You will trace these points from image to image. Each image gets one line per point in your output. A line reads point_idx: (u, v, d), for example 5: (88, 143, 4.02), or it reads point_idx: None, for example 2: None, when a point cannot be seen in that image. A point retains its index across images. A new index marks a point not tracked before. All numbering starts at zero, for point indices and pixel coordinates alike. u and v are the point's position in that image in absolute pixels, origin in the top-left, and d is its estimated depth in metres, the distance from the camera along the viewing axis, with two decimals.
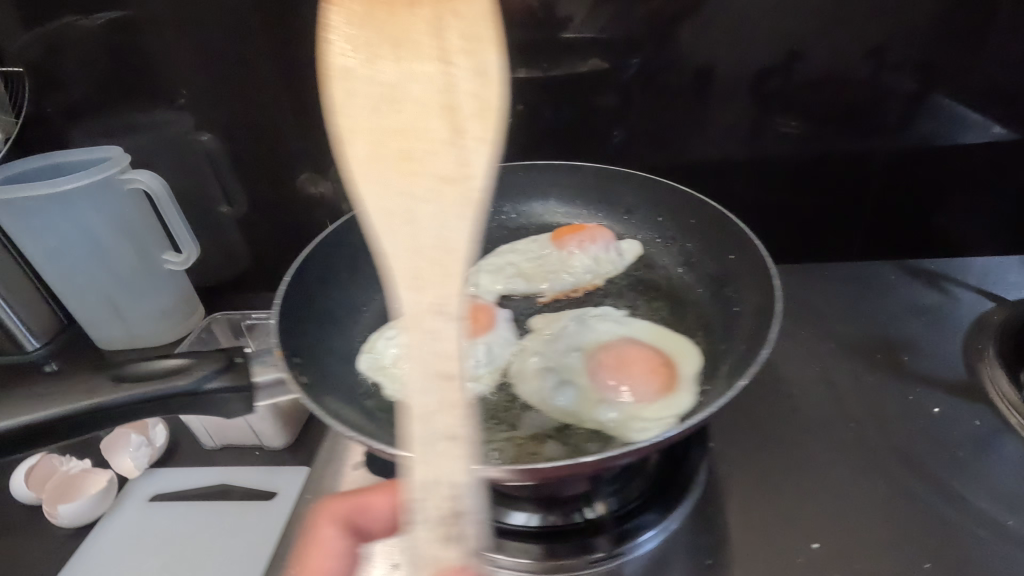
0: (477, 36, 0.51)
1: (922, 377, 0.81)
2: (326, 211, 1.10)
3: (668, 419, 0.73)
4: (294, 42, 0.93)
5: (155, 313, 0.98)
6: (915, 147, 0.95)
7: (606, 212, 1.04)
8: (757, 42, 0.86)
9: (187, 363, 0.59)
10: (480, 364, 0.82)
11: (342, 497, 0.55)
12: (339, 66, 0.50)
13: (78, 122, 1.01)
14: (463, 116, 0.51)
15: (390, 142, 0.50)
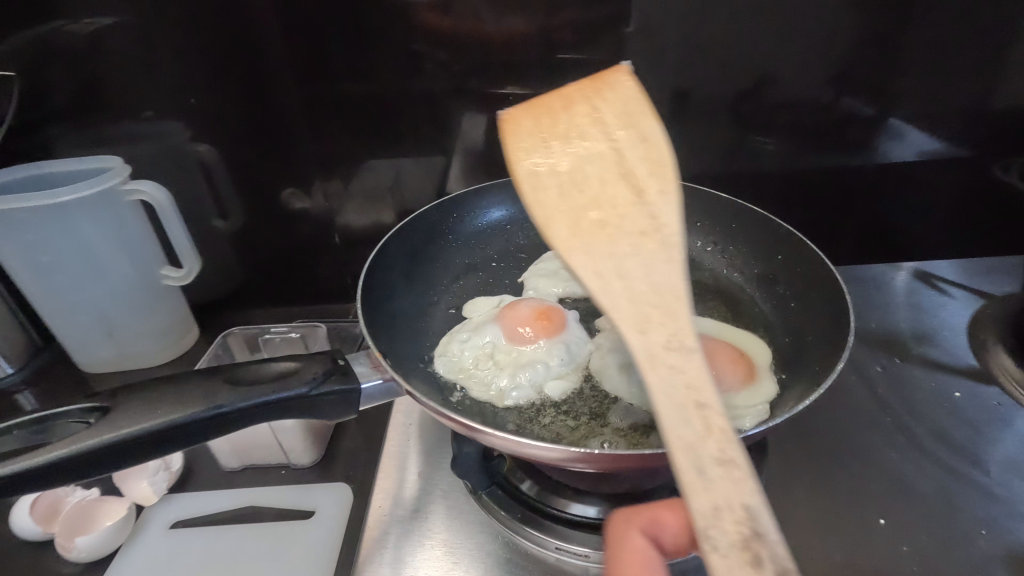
0: (632, 111, 0.59)
1: (938, 364, 0.86)
2: (324, 224, 1.09)
3: (762, 407, 0.73)
4: (302, 52, 0.92)
5: (151, 332, 0.94)
6: (896, 157, 1.03)
7: None
8: (743, 65, 0.94)
9: (296, 366, 0.57)
10: (563, 363, 0.81)
11: (630, 512, 0.48)
12: (526, 169, 0.57)
13: (66, 134, 0.96)
14: (639, 177, 0.57)
15: (586, 214, 0.56)
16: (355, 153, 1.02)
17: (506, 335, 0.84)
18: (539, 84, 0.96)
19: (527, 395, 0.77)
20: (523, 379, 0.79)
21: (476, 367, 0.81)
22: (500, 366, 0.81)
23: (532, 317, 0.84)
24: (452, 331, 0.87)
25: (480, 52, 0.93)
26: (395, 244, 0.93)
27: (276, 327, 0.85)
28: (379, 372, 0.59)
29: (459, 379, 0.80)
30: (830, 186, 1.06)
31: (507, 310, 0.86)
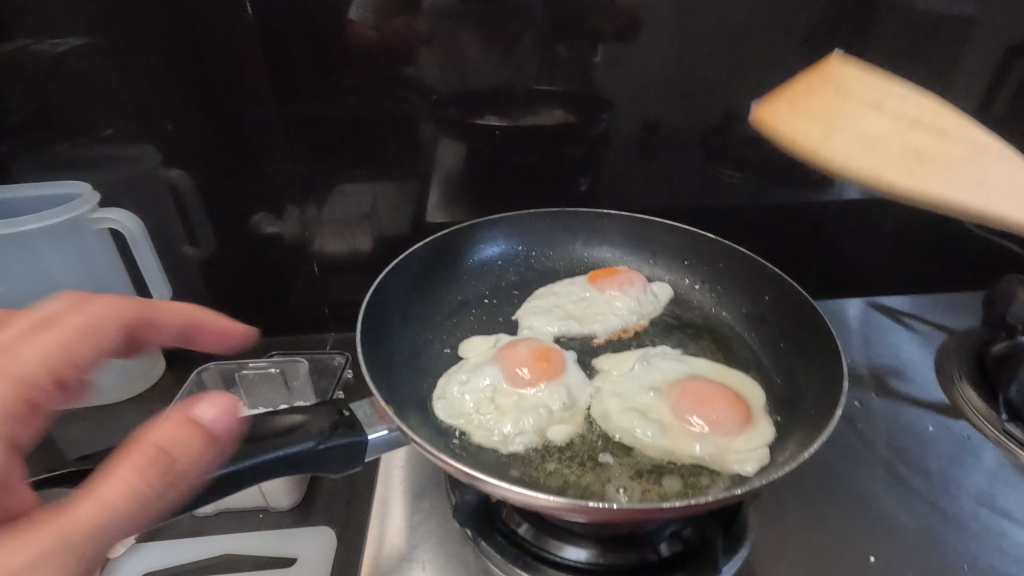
0: (872, 68, 0.64)
1: (910, 399, 0.90)
2: (297, 251, 1.07)
3: (763, 450, 0.75)
4: (285, 79, 0.91)
5: (115, 366, 0.90)
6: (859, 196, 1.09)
7: (635, 257, 1.10)
8: (714, 103, 0.98)
9: (301, 419, 0.57)
10: (563, 407, 0.80)
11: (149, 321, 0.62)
12: (829, 158, 0.61)
13: (26, 158, 0.91)
14: (920, 117, 0.63)
15: (912, 161, 0.62)
16: (334, 179, 1.01)
17: (505, 377, 0.83)
18: (520, 115, 0.98)
19: (530, 441, 0.75)
20: (526, 424, 0.77)
21: (478, 413, 0.79)
22: (501, 410, 0.79)
23: (531, 358, 0.83)
24: (450, 372, 0.85)
25: (463, 84, 0.94)
26: (394, 281, 0.92)
27: (255, 362, 0.82)
28: (384, 422, 0.60)
29: (461, 424, 0.78)
30: (795, 221, 1.11)
31: (506, 350, 0.85)
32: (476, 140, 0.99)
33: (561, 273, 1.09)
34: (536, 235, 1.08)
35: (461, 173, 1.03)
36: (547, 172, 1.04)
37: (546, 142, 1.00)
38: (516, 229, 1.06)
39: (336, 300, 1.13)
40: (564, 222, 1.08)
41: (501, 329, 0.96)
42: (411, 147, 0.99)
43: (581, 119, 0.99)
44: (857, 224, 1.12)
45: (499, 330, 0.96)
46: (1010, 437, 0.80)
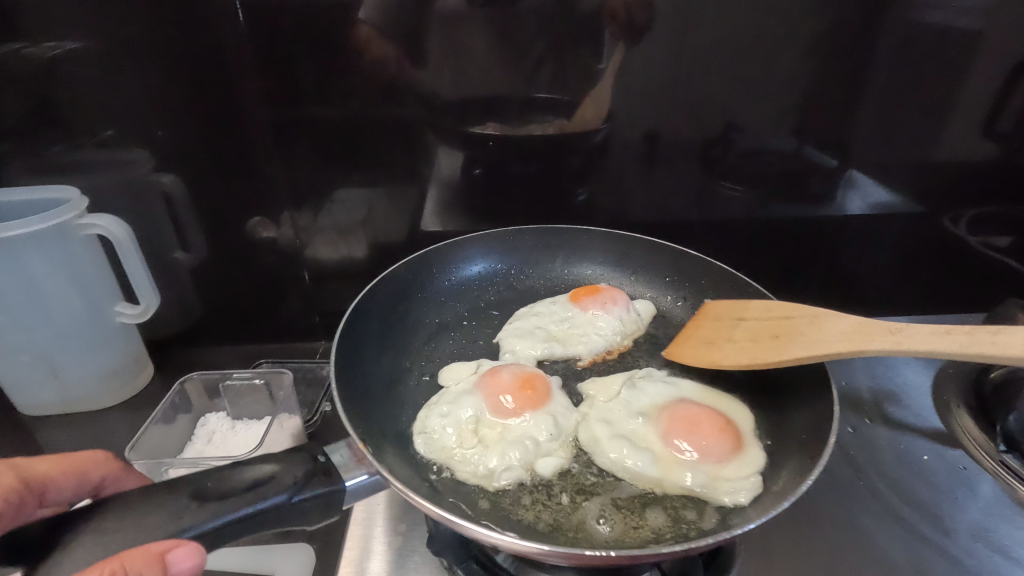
0: (722, 320, 0.85)
1: (903, 425, 0.88)
2: (289, 257, 1.06)
3: (756, 478, 0.73)
4: (279, 85, 0.91)
5: (100, 372, 0.90)
6: (857, 215, 1.08)
7: (613, 271, 1.09)
8: (712, 115, 0.97)
9: (273, 469, 0.54)
10: (551, 438, 0.78)
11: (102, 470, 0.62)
12: (703, 360, 0.83)
13: (16, 160, 0.91)
14: (761, 314, 0.82)
15: (767, 338, 0.79)
16: (327, 186, 1.00)
17: (489, 407, 0.80)
18: (515, 125, 0.97)
19: (516, 475, 0.73)
20: (513, 457, 0.75)
21: (461, 446, 0.77)
22: (485, 443, 0.77)
23: (515, 386, 0.81)
24: (430, 403, 0.82)
25: (457, 92, 0.93)
26: (369, 306, 0.90)
27: (238, 373, 0.80)
28: (364, 467, 0.58)
29: (442, 460, 0.75)
30: (793, 236, 1.10)
31: (488, 377, 0.83)
32: (471, 150, 0.99)
33: (539, 290, 1.07)
34: (516, 253, 1.07)
35: (456, 182, 1.02)
36: (542, 182, 1.03)
37: (541, 152, 1.00)
38: (492, 247, 1.05)
39: (328, 308, 1.12)
40: (544, 241, 1.07)
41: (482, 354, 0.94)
42: (405, 157, 0.98)
43: (577, 129, 0.97)
44: (855, 241, 1.11)
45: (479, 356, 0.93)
46: (1008, 469, 0.77)
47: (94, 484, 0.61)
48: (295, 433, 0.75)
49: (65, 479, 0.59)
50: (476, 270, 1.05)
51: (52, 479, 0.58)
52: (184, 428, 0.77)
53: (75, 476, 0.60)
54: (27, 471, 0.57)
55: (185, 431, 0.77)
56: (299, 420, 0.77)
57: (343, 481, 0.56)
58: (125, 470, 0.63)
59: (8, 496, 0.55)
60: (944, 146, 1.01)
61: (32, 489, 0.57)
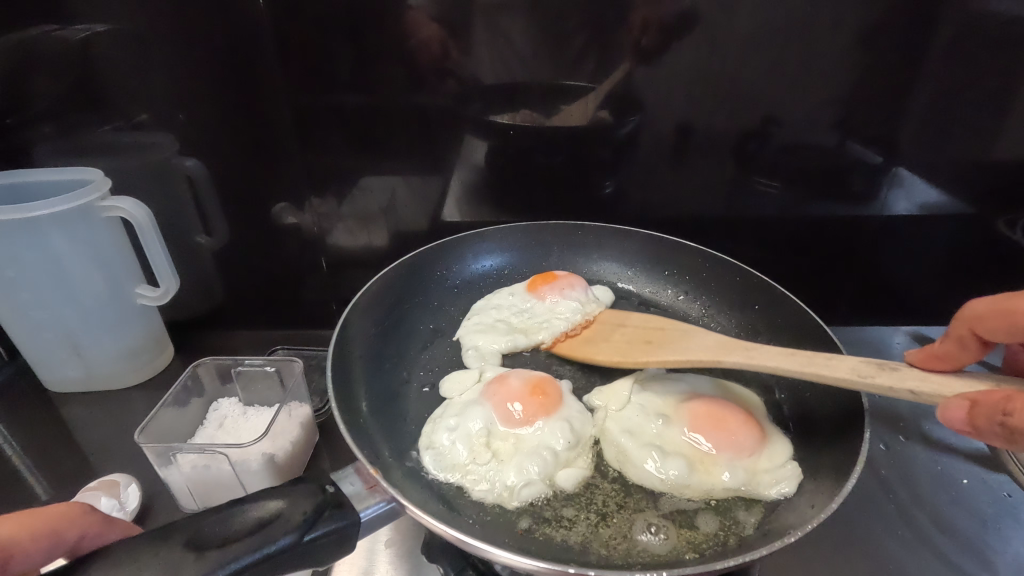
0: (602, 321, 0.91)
1: (943, 445, 0.83)
2: (311, 243, 1.06)
3: (793, 465, 0.72)
4: (301, 69, 0.90)
5: (122, 353, 0.91)
6: (903, 216, 1.01)
7: (613, 269, 1.07)
8: (749, 106, 0.92)
9: (279, 506, 0.52)
10: (568, 447, 0.74)
11: (76, 523, 0.53)
12: (571, 352, 0.88)
13: (48, 141, 0.93)
14: (635, 323, 0.88)
15: (637, 343, 0.85)
16: (349, 171, 0.99)
17: (499, 417, 0.76)
18: (540, 114, 0.94)
19: (538, 490, 0.68)
20: (532, 472, 0.70)
21: (473, 462, 0.71)
22: (499, 457, 0.73)
23: (525, 393, 0.78)
24: (435, 416, 0.77)
25: (482, 79, 0.91)
26: (361, 312, 0.87)
27: (250, 360, 0.80)
28: (378, 495, 0.57)
29: (455, 478, 0.70)
30: (830, 238, 1.04)
31: (496, 385, 0.79)
32: (495, 139, 0.96)
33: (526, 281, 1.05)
34: (511, 246, 1.05)
35: (478, 172, 0.99)
36: (567, 174, 1.00)
37: (568, 141, 0.96)
38: (483, 246, 1.03)
39: (349, 296, 1.12)
40: (533, 239, 1.06)
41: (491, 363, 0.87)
42: (426, 146, 0.96)
43: (606, 119, 0.94)
44: (898, 245, 1.04)
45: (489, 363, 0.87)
46: None
47: (68, 547, 0.52)
48: (305, 422, 0.75)
49: (35, 545, 0.50)
50: (485, 266, 1.04)
51: (18, 547, 0.49)
52: (195, 412, 0.77)
53: (47, 538, 0.51)
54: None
55: (196, 415, 0.77)
56: (308, 410, 0.77)
57: (356, 514, 0.54)
58: (105, 524, 0.56)
59: None
60: (1007, 145, 0.93)
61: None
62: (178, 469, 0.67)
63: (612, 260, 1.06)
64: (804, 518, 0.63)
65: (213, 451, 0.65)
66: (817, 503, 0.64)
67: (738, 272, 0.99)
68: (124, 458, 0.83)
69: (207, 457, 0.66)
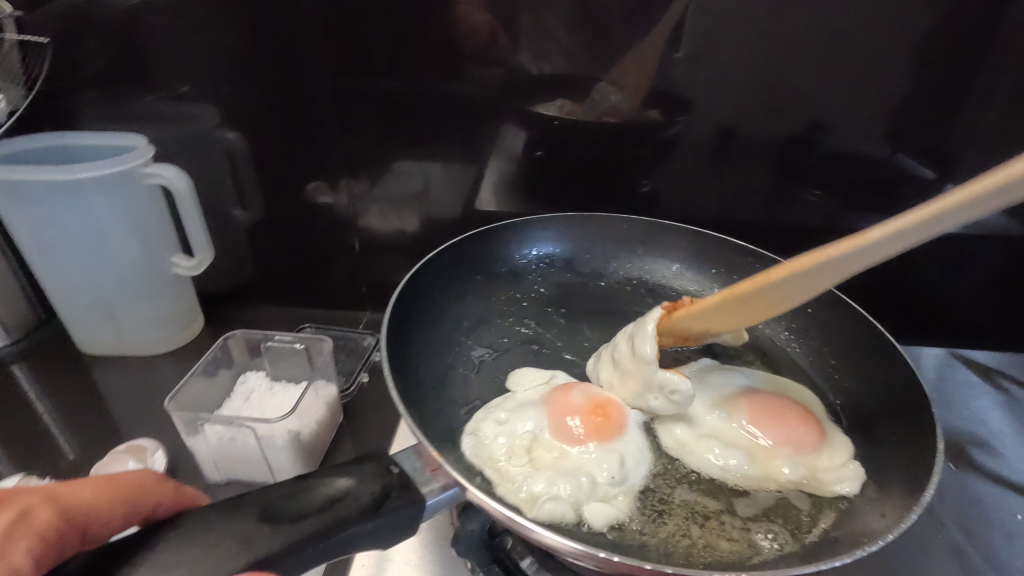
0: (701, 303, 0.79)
1: (993, 478, 0.79)
2: (346, 223, 1.05)
3: (855, 465, 0.69)
4: (346, 47, 0.88)
5: (153, 321, 0.93)
6: (967, 236, 0.95)
7: (659, 267, 1.02)
8: (805, 109, 0.88)
9: (347, 485, 0.50)
10: (612, 483, 0.66)
11: (148, 484, 0.49)
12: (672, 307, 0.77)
13: (93, 106, 0.93)
14: None
15: None
16: (387, 153, 0.97)
17: (550, 427, 0.72)
18: (584, 107, 0.91)
19: (561, 511, 0.62)
20: (562, 490, 0.64)
21: (508, 461, 0.68)
22: (536, 464, 0.68)
23: (586, 410, 0.72)
24: (490, 405, 0.75)
25: (530, 68, 0.88)
26: (414, 290, 0.85)
27: (280, 335, 0.80)
28: (440, 479, 0.53)
29: (487, 470, 0.67)
30: (880, 253, 0.99)
31: (558, 394, 0.75)
32: (534, 130, 0.94)
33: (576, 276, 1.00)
34: (546, 232, 0.99)
35: (515, 161, 0.98)
36: (607, 169, 0.98)
37: (608, 137, 0.94)
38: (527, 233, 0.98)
39: (378, 280, 1.11)
40: (579, 230, 1.00)
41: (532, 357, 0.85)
42: (467, 133, 0.95)
43: (650, 117, 0.91)
44: (956, 264, 0.98)
45: (534, 360, 0.84)
46: None
47: (145, 515, 0.48)
48: (330, 402, 0.75)
49: (113, 513, 0.46)
50: (541, 252, 1.00)
51: (95, 512, 0.45)
52: (223, 383, 0.78)
53: (122, 506, 0.47)
54: (65, 501, 0.44)
55: (224, 386, 0.78)
56: (334, 390, 0.77)
57: (423, 496, 0.52)
58: (177, 493, 0.51)
59: (51, 533, 0.42)
60: None
61: (73, 524, 0.44)
62: (203, 439, 0.68)
63: (659, 257, 1.01)
64: (875, 528, 0.60)
65: (240, 424, 0.66)
66: (888, 513, 0.61)
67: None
68: (151, 424, 0.84)
69: (233, 429, 0.67)
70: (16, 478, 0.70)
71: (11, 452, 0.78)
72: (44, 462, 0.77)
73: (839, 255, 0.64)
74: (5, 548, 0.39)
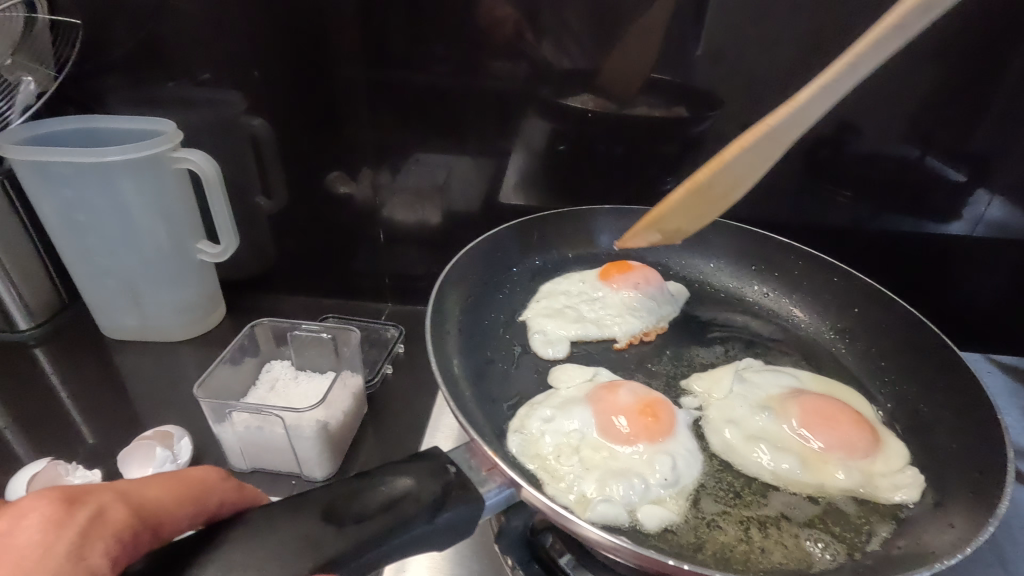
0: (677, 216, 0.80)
1: None
2: (370, 213, 1.04)
3: (913, 470, 0.68)
4: (375, 34, 0.87)
5: (176, 306, 0.92)
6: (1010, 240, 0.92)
7: (702, 262, 1.02)
8: (841, 107, 0.86)
9: (407, 484, 0.49)
10: (665, 485, 0.65)
11: (213, 483, 0.47)
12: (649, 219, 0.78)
13: (122, 91, 0.93)
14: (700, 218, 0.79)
15: None
16: (413, 143, 0.96)
17: (598, 425, 0.70)
18: (615, 99, 0.90)
19: (616, 514, 0.61)
20: (615, 492, 0.63)
21: (558, 459, 0.67)
22: (587, 464, 0.66)
23: (634, 410, 0.70)
24: (532, 403, 0.73)
25: (562, 59, 0.87)
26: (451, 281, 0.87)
27: (307, 325, 0.79)
28: (497, 478, 0.53)
29: (536, 467, 0.66)
30: (919, 256, 0.97)
31: (604, 392, 0.72)
32: (563, 122, 0.92)
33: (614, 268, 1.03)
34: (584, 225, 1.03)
35: (543, 154, 0.96)
36: (637, 164, 0.96)
37: (636, 132, 0.92)
38: (562, 227, 1.02)
39: (401, 271, 1.10)
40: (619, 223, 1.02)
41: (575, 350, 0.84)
42: (495, 124, 0.93)
43: (679, 112, 0.89)
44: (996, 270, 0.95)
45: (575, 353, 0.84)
46: None
47: (209, 514, 0.46)
48: (355, 393, 0.75)
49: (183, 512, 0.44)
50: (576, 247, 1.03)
51: (165, 511, 0.43)
52: (249, 370, 0.77)
53: (190, 504, 0.45)
54: (138, 499, 0.42)
55: (250, 373, 0.77)
56: (360, 381, 0.76)
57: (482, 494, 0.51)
58: (240, 491, 0.49)
59: (125, 533, 0.40)
60: None
61: (146, 523, 0.42)
62: (231, 427, 0.67)
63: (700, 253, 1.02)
64: (940, 542, 0.58)
65: (268, 413, 0.65)
66: (957, 524, 0.60)
67: (835, 272, 0.91)
68: (174, 411, 0.83)
69: (260, 417, 0.67)
70: (42, 461, 0.69)
71: (36, 436, 0.78)
72: (67, 447, 0.76)
73: (779, 123, 0.67)
74: (85, 549, 0.37)
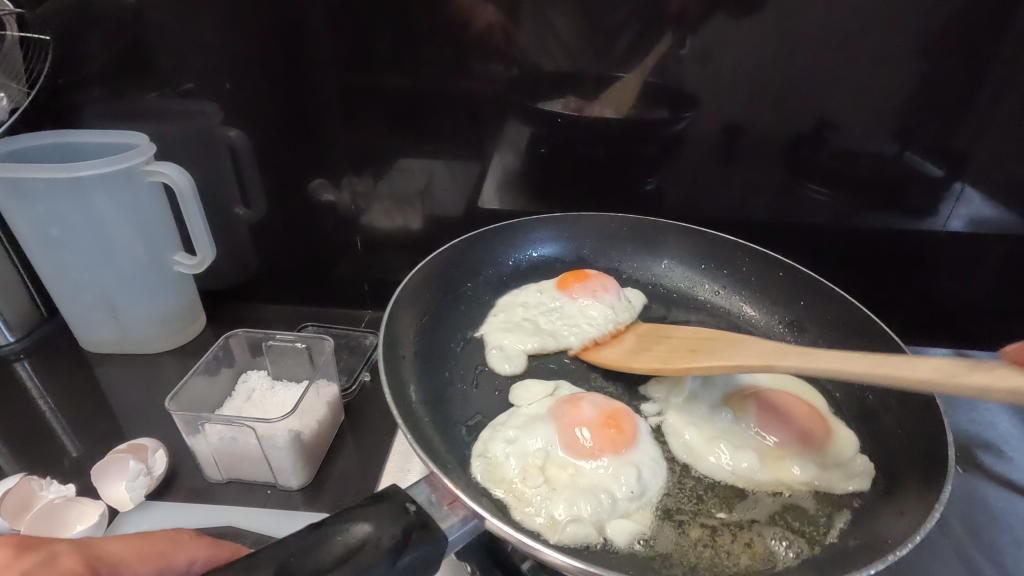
0: (643, 342, 0.82)
1: (1004, 482, 0.78)
2: (348, 221, 1.04)
3: (862, 459, 0.69)
4: (348, 45, 0.88)
5: (155, 318, 0.93)
6: (980, 236, 0.94)
7: (663, 262, 1.01)
8: (810, 107, 0.87)
9: (365, 531, 0.47)
10: (630, 496, 0.65)
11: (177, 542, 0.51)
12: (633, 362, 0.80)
13: (96, 104, 0.93)
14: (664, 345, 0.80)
15: (686, 350, 0.77)
16: (389, 151, 0.97)
17: (562, 443, 0.70)
18: (588, 104, 0.90)
19: (585, 531, 0.61)
20: (582, 509, 0.63)
21: (524, 483, 0.66)
22: (552, 484, 0.66)
23: (597, 422, 0.70)
24: (494, 424, 0.73)
25: (535, 64, 0.88)
26: (418, 290, 0.88)
27: (281, 335, 0.80)
28: (459, 511, 0.53)
29: (501, 492, 0.65)
30: (893, 253, 0.98)
31: (566, 407, 0.72)
32: (538, 127, 0.93)
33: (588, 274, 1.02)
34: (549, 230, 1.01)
35: (519, 158, 0.97)
36: (611, 167, 0.97)
37: (609, 136, 0.93)
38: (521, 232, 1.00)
39: (381, 279, 1.11)
40: (579, 229, 1.01)
41: (541, 358, 0.85)
42: (471, 129, 0.94)
43: (651, 116, 0.90)
44: (969, 264, 0.96)
45: (537, 365, 0.84)
46: None
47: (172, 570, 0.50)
48: (331, 401, 0.75)
49: (138, 564, 0.49)
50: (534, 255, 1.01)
51: (124, 566, 0.48)
52: (225, 381, 0.78)
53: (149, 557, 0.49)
54: (96, 550, 0.48)
55: (226, 385, 0.78)
56: (335, 390, 0.77)
57: (443, 532, 0.51)
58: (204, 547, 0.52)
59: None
60: None
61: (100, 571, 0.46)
62: (204, 439, 0.68)
63: (663, 256, 1.01)
64: (896, 528, 0.59)
65: (241, 424, 0.66)
66: (906, 511, 0.60)
67: (781, 267, 0.94)
68: (151, 422, 0.83)
69: (234, 428, 0.67)
70: (18, 476, 0.69)
71: (14, 450, 0.78)
72: (45, 461, 0.77)
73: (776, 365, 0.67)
74: None
